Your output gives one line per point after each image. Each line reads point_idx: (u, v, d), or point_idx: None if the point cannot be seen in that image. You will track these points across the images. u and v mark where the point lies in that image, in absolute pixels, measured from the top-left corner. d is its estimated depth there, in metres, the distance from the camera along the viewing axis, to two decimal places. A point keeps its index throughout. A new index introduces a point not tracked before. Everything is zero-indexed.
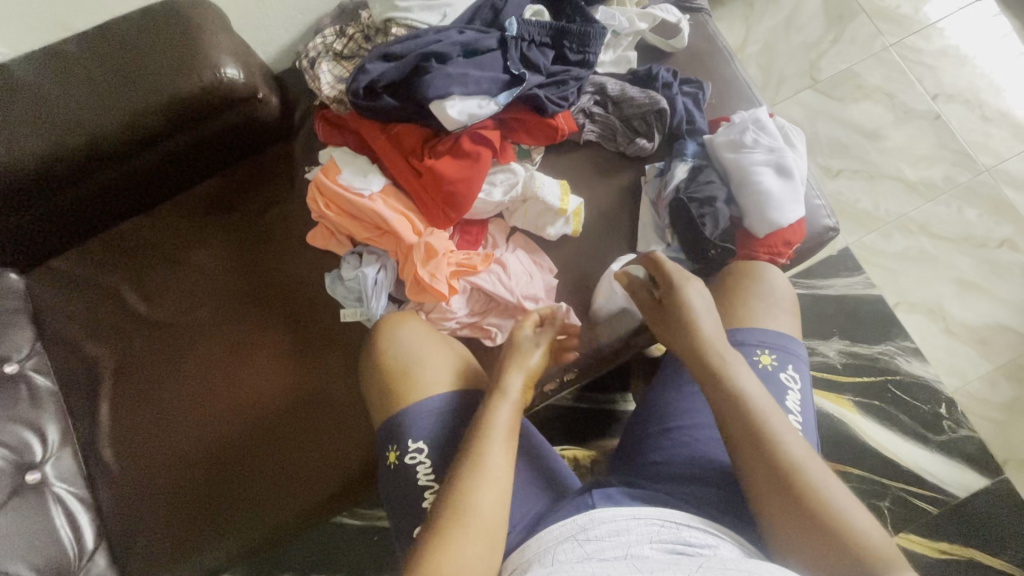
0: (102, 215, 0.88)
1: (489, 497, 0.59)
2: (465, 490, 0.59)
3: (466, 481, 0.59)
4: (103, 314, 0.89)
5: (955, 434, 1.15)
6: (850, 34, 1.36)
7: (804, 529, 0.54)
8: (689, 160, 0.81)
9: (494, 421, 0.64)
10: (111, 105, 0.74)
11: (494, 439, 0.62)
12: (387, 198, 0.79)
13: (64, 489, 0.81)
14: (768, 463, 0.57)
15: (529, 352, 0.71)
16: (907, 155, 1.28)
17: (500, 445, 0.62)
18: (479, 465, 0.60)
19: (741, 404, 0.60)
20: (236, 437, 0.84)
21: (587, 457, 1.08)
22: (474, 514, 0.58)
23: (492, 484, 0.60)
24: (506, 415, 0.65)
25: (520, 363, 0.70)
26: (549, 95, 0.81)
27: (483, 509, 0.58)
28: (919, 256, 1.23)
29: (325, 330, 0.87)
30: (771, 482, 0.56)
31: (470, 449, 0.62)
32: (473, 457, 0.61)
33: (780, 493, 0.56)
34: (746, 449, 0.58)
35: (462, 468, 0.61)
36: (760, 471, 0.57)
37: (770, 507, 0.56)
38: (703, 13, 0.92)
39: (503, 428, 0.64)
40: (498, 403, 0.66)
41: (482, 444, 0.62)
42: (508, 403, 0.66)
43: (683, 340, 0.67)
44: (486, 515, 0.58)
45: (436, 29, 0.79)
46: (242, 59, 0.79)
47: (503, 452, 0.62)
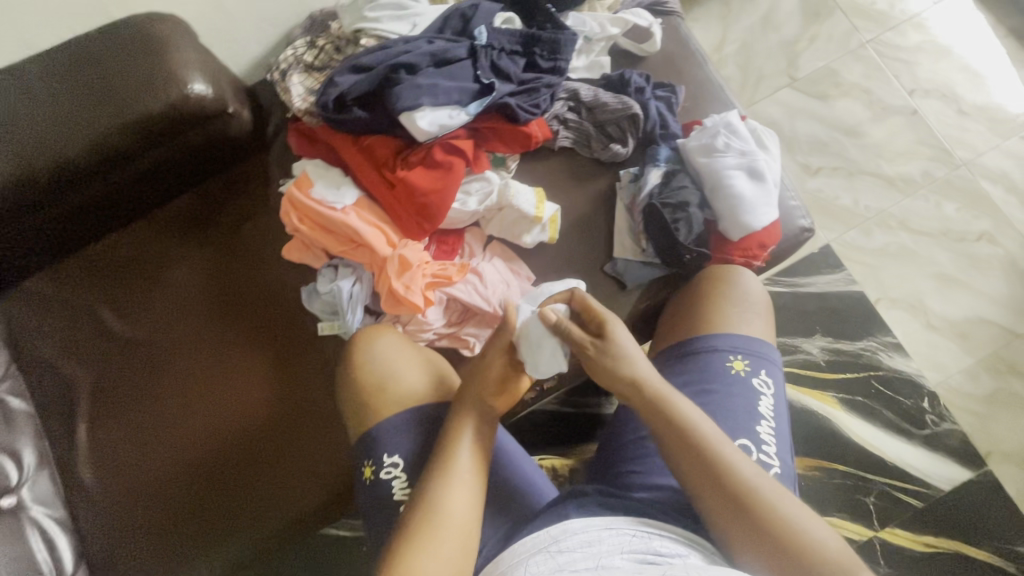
0: (74, 234, 0.88)
1: (461, 499, 0.60)
2: (436, 498, 0.59)
3: (439, 487, 0.60)
4: (77, 332, 0.88)
5: (938, 428, 1.16)
6: (826, 31, 1.36)
7: (765, 547, 0.54)
8: (662, 165, 0.82)
9: (462, 426, 0.64)
10: (79, 125, 0.74)
11: (460, 451, 0.62)
12: (360, 211, 0.78)
13: (43, 513, 0.80)
14: (724, 487, 0.57)
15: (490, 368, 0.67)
16: (885, 151, 1.29)
17: (469, 449, 0.63)
18: (450, 471, 0.61)
19: (684, 441, 0.59)
20: (216, 454, 0.83)
21: (565, 466, 1.09)
22: (447, 518, 0.58)
23: (464, 489, 0.61)
24: (468, 431, 0.64)
25: (464, 395, 0.66)
26: (521, 103, 0.80)
27: (456, 513, 0.59)
28: (899, 251, 1.24)
29: (303, 342, 0.87)
30: (725, 504, 0.56)
31: (441, 456, 0.62)
32: (442, 467, 0.61)
33: (738, 515, 0.56)
34: (699, 478, 0.58)
35: (433, 474, 0.61)
36: (717, 497, 0.57)
37: (730, 531, 0.56)
38: (675, 16, 0.92)
39: (471, 435, 0.64)
40: (463, 411, 0.65)
41: (451, 452, 0.62)
42: (469, 419, 0.65)
43: (619, 377, 0.65)
44: (458, 518, 0.59)
45: (405, 39, 0.79)
46: (211, 74, 0.79)
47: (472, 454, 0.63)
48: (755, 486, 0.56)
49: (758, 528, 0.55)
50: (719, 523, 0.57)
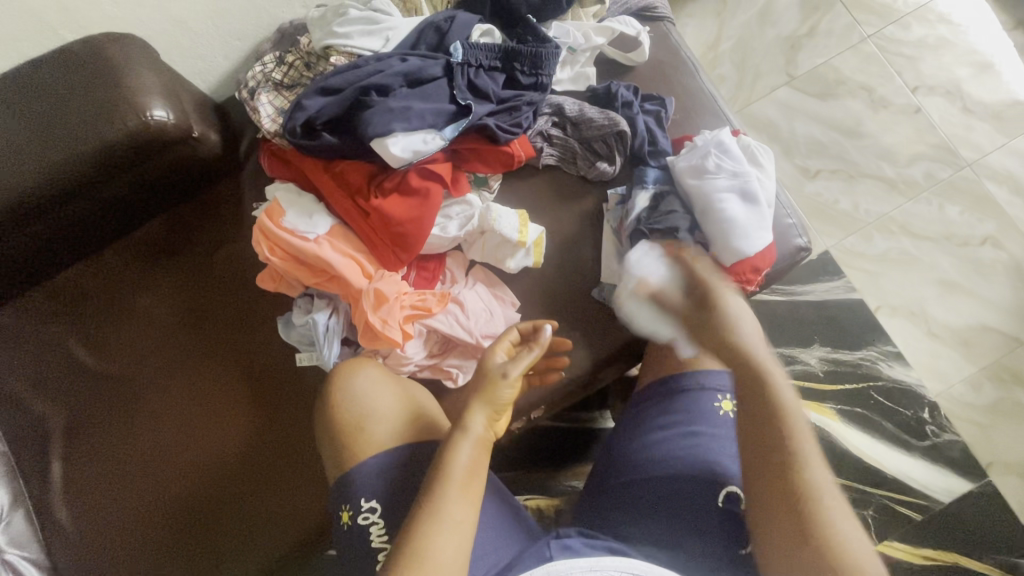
0: (40, 265, 0.84)
1: (447, 545, 0.56)
2: (422, 540, 0.56)
3: (425, 526, 0.57)
4: (48, 367, 0.85)
5: (938, 439, 1.13)
6: (827, 26, 1.30)
7: (797, 539, 0.53)
8: (650, 187, 0.78)
9: (456, 461, 0.61)
10: (32, 159, 0.70)
11: (452, 482, 0.59)
12: (334, 241, 0.74)
13: (17, 556, 0.77)
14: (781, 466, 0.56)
15: (501, 386, 0.65)
16: (887, 153, 1.24)
17: (460, 487, 0.60)
18: (437, 512, 0.58)
19: (761, 401, 0.60)
20: (193, 491, 0.81)
21: (552, 507, 1.04)
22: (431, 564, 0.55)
23: (453, 530, 0.57)
24: (465, 454, 0.61)
25: (484, 398, 0.64)
26: (500, 123, 0.76)
27: (443, 559, 0.56)
28: (900, 257, 1.20)
29: (278, 374, 0.84)
30: (773, 488, 0.56)
31: (430, 491, 0.59)
32: (432, 504, 0.58)
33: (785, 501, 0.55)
34: (758, 447, 0.59)
35: (421, 511, 0.58)
36: (767, 473, 0.57)
37: (767, 511, 0.56)
38: (665, 22, 0.87)
39: (465, 470, 0.60)
40: (459, 443, 0.62)
41: (442, 487, 0.59)
42: (468, 441, 0.62)
43: (720, 338, 0.66)
44: (444, 565, 0.55)
45: (377, 57, 0.74)
46: (172, 97, 0.74)
47: (464, 496, 0.59)
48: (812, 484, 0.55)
49: (799, 522, 0.53)
50: (759, 500, 0.57)
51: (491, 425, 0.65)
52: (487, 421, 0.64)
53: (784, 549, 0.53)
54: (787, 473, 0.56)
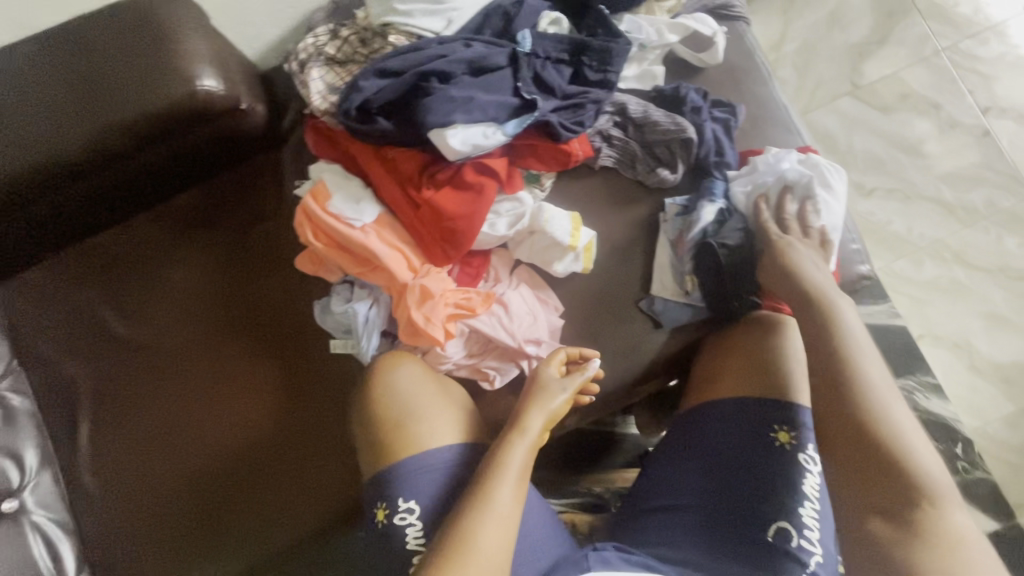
0: (76, 228, 0.82)
1: (495, 537, 0.58)
2: (472, 527, 0.58)
3: (475, 515, 0.58)
4: (79, 332, 0.84)
5: (969, 475, 1.10)
6: (899, 35, 1.23)
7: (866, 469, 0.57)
8: (717, 201, 0.75)
9: (509, 460, 0.62)
10: (77, 121, 0.67)
11: (506, 476, 0.61)
12: (381, 230, 0.72)
13: (42, 517, 0.78)
14: (857, 420, 0.59)
15: (556, 396, 0.68)
16: (947, 175, 1.19)
17: (512, 486, 0.61)
18: (488, 503, 0.59)
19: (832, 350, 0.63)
20: (218, 470, 0.80)
21: None
22: (478, 556, 0.57)
23: (501, 521, 0.59)
24: (522, 454, 0.63)
25: (540, 405, 0.67)
26: (564, 120, 0.72)
27: (487, 549, 0.57)
28: (950, 286, 1.16)
29: (310, 359, 0.82)
30: (844, 426, 0.60)
31: (482, 481, 0.61)
32: (483, 493, 0.60)
33: (865, 462, 0.57)
34: (830, 403, 0.61)
35: (471, 500, 0.59)
36: (842, 433, 0.60)
37: (847, 469, 0.58)
38: (741, 23, 0.82)
39: (518, 469, 0.62)
40: (515, 442, 0.64)
41: (495, 481, 0.61)
42: (525, 442, 0.64)
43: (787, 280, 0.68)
44: (489, 557, 0.57)
45: (440, 40, 0.70)
46: (222, 67, 0.71)
47: (516, 494, 0.61)
48: (886, 432, 0.58)
49: (880, 475, 0.57)
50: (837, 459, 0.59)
51: (545, 430, 0.67)
52: (543, 426, 0.66)
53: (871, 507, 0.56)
54: (857, 419, 0.59)
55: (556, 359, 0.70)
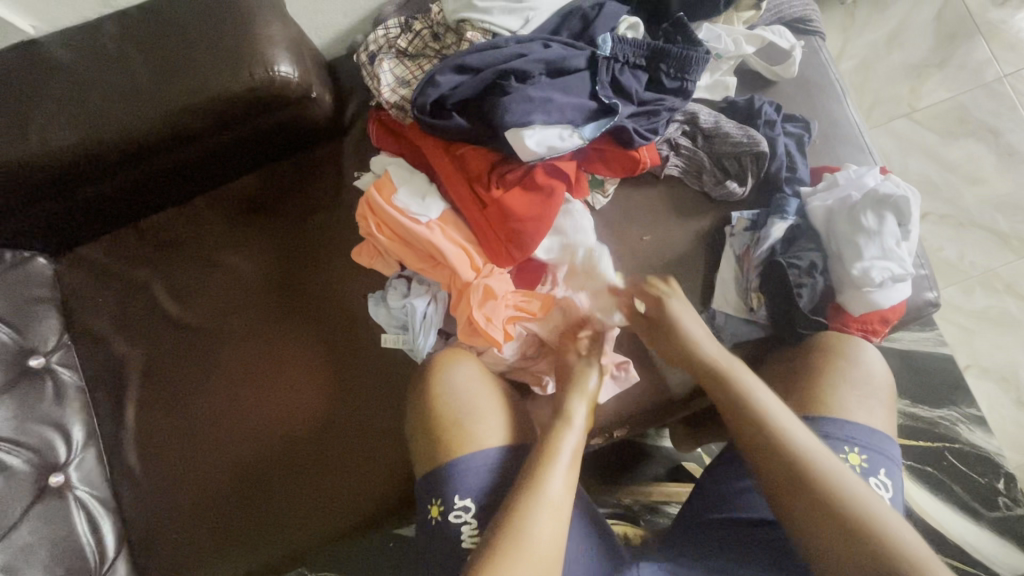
0: (135, 207, 0.82)
1: (550, 523, 0.56)
2: (525, 516, 0.56)
3: (528, 500, 0.57)
4: (132, 310, 0.84)
5: (1009, 511, 1.08)
6: (961, 58, 1.21)
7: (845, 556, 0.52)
8: (789, 218, 0.71)
9: (556, 446, 0.62)
10: (152, 100, 0.67)
11: (558, 462, 0.60)
12: (445, 227, 0.72)
13: (87, 493, 0.78)
14: (795, 471, 0.56)
15: (591, 380, 0.68)
16: (1004, 203, 1.16)
17: (563, 475, 0.60)
18: (540, 489, 0.58)
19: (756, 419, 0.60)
20: (263, 458, 0.80)
21: (636, 534, 0.99)
22: (534, 544, 0.55)
23: (554, 511, 0.57)
24: (571, 441, 0.63)
25: (579, 391, 0.67)
26: (638, 126, 0.71)
27: (543, 538, 0.55)
28: (1000, 317, 1.14)
29: (361, 352, 0.82)
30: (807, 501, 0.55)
31: (533, 468, 0.60)
32: (534, 480, 0.58)
33: (809, 505, 0.54)
34: (765, 450, 0.59)
35: (524, 487, 0.58)
36: (784, 482, 0.56)
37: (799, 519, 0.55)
38: (817, 38, 0.81)
39: (567, 456, 0.61)
40: (562, 431, 0.63)
41: (545, 468, 0.59)
42: (573, 429, 0.64)
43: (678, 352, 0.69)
44: (546, 545, 0.55)
45: (519, 39, 0.69)
46: (297, 53, 0.71)
47: (567, 477, 0.60)
48: (818, 473, 0.55)
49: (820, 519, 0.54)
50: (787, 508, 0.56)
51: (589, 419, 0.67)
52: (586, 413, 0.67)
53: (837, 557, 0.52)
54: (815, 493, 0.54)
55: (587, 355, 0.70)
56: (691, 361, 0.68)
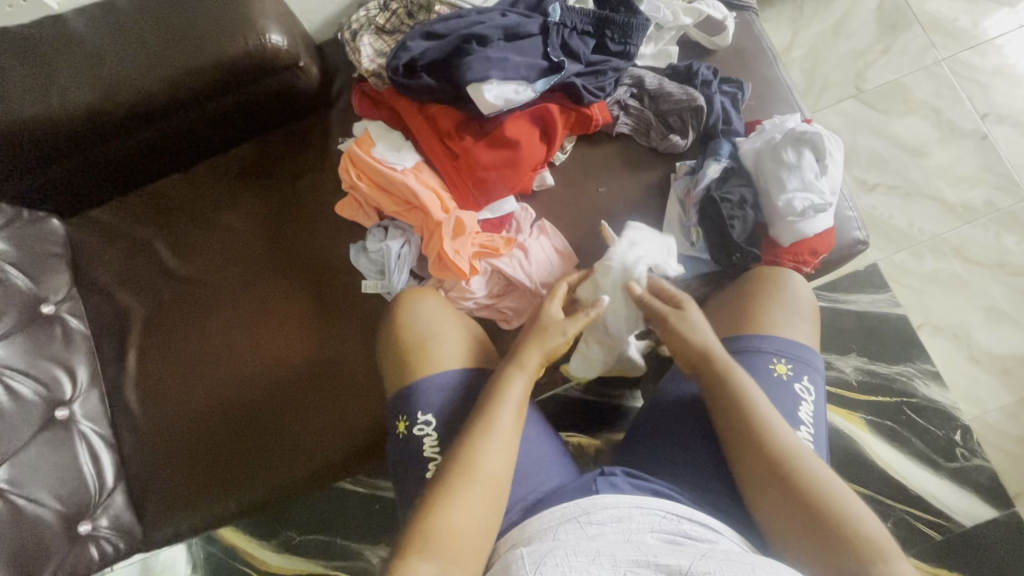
0: (142, 170, 0.91)
1: (495, 461, 0.62)
2: (474, 454, 0.61)
3: (476, 444, 0.62)
4: (136, 265, 0.92)
5: (967, 462, 1.13)
6: (902, 44, 1.32)
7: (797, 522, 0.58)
8: (723, 160, 0.80)
9: (506, 393, 0.65)
10: (159, 64, 0.77)
11: (505, 407, 0.64)
12: (419, 174, 0.80)
13: (89, 428, 0.85)
14: (772, 465, 0.60)
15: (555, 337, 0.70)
16: (947, 174, 1.25)
17: (510, 417, 0.64)
18: (488, 429, 0.63)
19: (744, 424, 0.63)
20: (252, 397, 0.86)
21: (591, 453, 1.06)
22: (480, 480, 0.60)
23: (500, 446, 0.63)
24: (520, 386, 0.67)
25: (540, 342, 0.70)
26: (586, 85, 0.81)
27: (489, 471, 0.61)
28: (949, 279, 1.21)
29: (344, 298, 0.89)
30: (771, 486, 0.60)
31: (482, 415, 0.64)
32: (485, 423, 0.63)
33: (787, 500, 0.59)
34: (749, 455, 0.62)
35: (472, 431, 0.63)
36: (767, 486, 0.60)
37: (774, 513, 0.60)
38: (750, 13, 0.91)
39: (515, 400, 0.65)
40: (512, 379, 0.67)
41: (495, 414, 0.64)
42: (523, 374, 0.67)
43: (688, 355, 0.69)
44: (489, 479, 0.61)
45: (480, 10, 0.80)
46: (286, 26, 0.81)
47: (515, 420, 0.65)
48: (790, 469, 0.60)
49: (798, 512, 0.58)
50: (764, 504, 0.60)
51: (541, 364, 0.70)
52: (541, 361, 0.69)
53: (804, 553, 0.57)
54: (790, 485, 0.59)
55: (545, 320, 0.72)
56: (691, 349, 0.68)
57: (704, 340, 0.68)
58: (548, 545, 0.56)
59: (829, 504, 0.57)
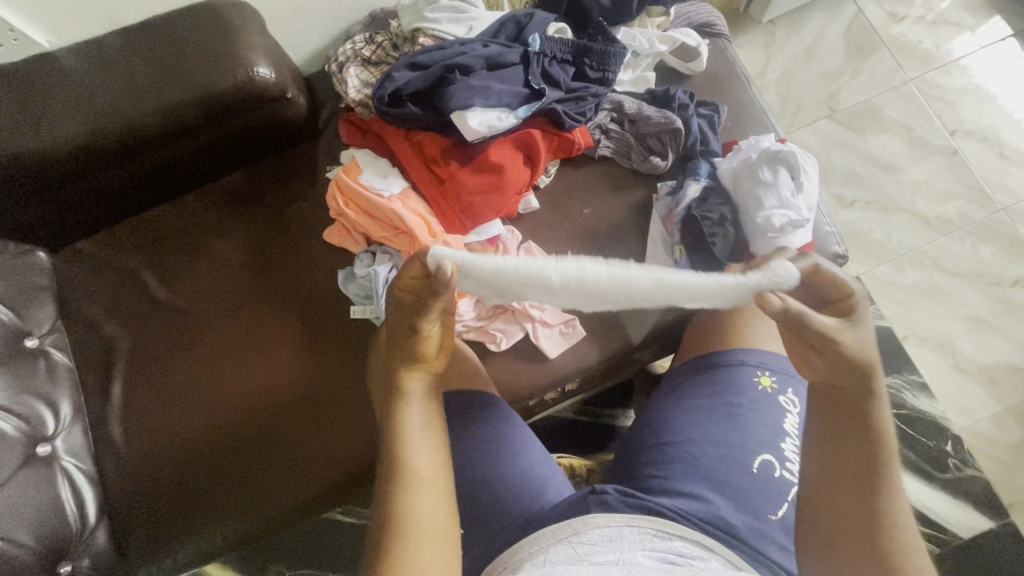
0: (130, 201, 0.92)
1: (427, 500, 0.56)
2: (404, 501, 0.55)
3: (400, 490, 0.56)
4: (121, 296, 0.91)
5: (960, 472, 1.13)
6: (871, 67, 1.37)
7: (861, 551, 0.53)
8: (702, 180, 0.83)
9: (406, 422, 0.59)
10: (149, 99, 0.78)
11: (410, 438, 0.59)
12: (406, 200, 0.82)
13: (72, 464, 0.83)
14: (868, 496, 0.55)
15: (424, 331, 0.59)
16: (921, 189, 1.29)
17: (420, 440, 0.59)
18: (403, 471, 0.57)
19: (865, 449, 0.56)
20: (241, 429, 0.84)
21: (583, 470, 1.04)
22: (420, 524, 0.55)
23: (426, 481, 0.57)
24: (416, 411, 0.60)
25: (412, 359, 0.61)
26: (567, 110, 0.84)
27: (427, 509, 0.56)
28: (931, 290, 1.23)
29: (333, 324, 0.89)
30: (849, 511, 0.55)
31: (392, 460, 0.57)
32: (396, 468, 0.57)
33: (862, 533, 0.54)
34: (847, 468, 0.56)
35: (394, 482, 0.56)
36: (853, 511, 0.55)
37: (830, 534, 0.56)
38: (722, 39, 0.95)
39: (416, 427, 0.59)
40: (404, 404, 0.60)
41: (400, 448, 0.58)
42: (413, 398, 0.61)
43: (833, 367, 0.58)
44: (430, 520, 0.55)
45: (462, 41, 0.82)
46: (275, 60, 0.83)
47: (428, 449, 0.59)
48: (887, 511, 0.54)
49: (871, 547, 0.53)
50: (829, 519, 0.56)
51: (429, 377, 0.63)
52: (425, 372, 0.62)
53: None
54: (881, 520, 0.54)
55: (437, 300, 0.58)
56: (846, 373, 0.57)
57: (866, 361, 0.58)
58: (540, 573, 0.54)
59: (902, 553, 0.53)
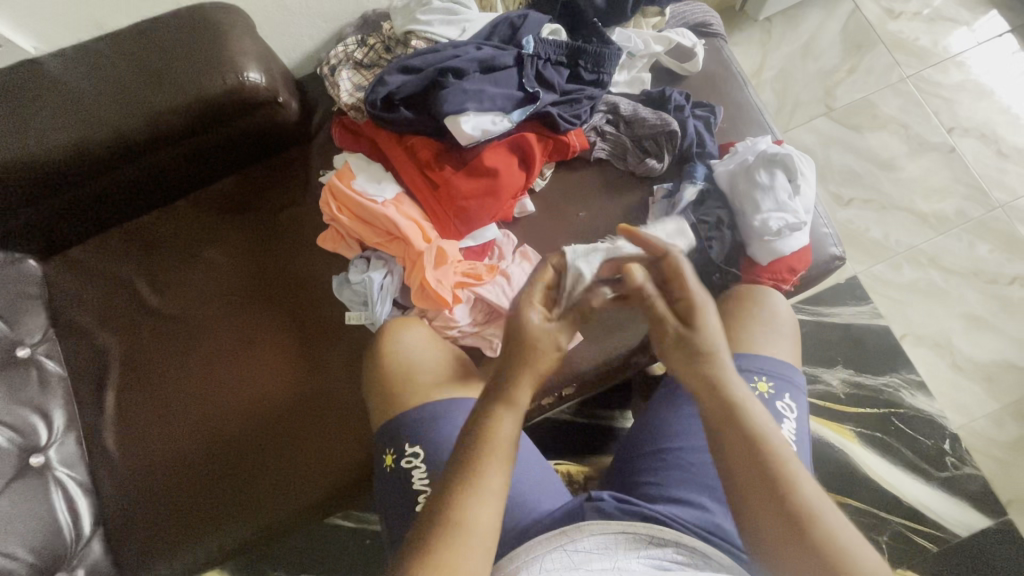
0: (121, 208, 0.91)
1: (490, 520, 0.52)
2: (465, 513, 0.51)
3: (467, 499, 0.52)
4: (114, 303, 0.90)
5: (958, 471, 1.13)
6: (867, 64, 1.36)
7: (802, 562, 0.48)
8: (699, 183, 0.82)
9: (497, 437, 0.55)
10: (137, 104, 0.77)
11: (496, 450, 0.54)
12: (400, 205, 0.81)
13: (66, 474, 0.83)
14: (778, 498, 0.50)
15: (544, 356, 0.58)
16: (918, 186, 1.28)
17: (503, 455, 0.54)
18: (478, 480, 0.53)
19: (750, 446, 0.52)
20: (237, 437, 0.84)
21: (582, 474, 1.03)
22: (472, 533, 0.51)
23: (494, 501, 0.53)
24: (509, 425, 0.56)
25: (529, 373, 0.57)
26: (562, 113, 0.83)
27: (484, 533, 0.52)
28: (928, 289, 1.23)
29: (329, 331, 0.88)
30: (776, 522, 0.50)
31: (465, 463, 0.53)
32: (470, 473, 0.53)
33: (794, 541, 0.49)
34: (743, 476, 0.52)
35: (461, 483, 0.53)
36: (774, 523, 0.50)
37: (766, 534, 0.50)
38: (718, 39, 0.94)
39: (507, 440, 0.55)
40: (503, 413, 0.55)
41: (481, 457, 0.54)
42: (512, 412, 0.56)
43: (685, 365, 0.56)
44: (484, 535, 0.51)
45: (455, 43, 0.82)
46: (265, 64, 0.82)
47: (505, 469, 0.54)
48: (806, 506, 0.50)
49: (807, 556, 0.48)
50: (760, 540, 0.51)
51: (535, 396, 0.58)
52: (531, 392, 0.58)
53: None
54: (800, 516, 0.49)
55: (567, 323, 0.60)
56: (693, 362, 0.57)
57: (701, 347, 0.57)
58: None
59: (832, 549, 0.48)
